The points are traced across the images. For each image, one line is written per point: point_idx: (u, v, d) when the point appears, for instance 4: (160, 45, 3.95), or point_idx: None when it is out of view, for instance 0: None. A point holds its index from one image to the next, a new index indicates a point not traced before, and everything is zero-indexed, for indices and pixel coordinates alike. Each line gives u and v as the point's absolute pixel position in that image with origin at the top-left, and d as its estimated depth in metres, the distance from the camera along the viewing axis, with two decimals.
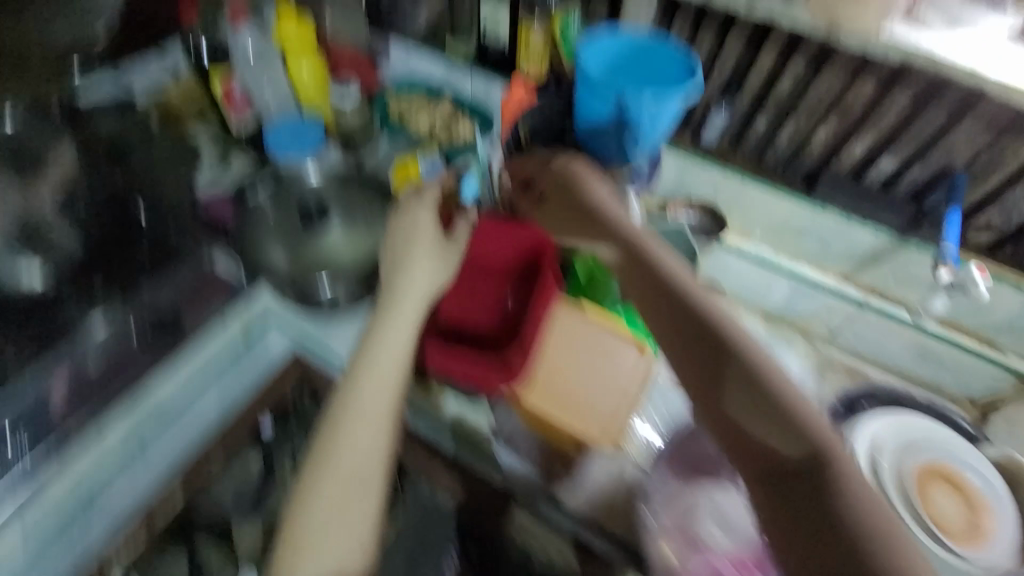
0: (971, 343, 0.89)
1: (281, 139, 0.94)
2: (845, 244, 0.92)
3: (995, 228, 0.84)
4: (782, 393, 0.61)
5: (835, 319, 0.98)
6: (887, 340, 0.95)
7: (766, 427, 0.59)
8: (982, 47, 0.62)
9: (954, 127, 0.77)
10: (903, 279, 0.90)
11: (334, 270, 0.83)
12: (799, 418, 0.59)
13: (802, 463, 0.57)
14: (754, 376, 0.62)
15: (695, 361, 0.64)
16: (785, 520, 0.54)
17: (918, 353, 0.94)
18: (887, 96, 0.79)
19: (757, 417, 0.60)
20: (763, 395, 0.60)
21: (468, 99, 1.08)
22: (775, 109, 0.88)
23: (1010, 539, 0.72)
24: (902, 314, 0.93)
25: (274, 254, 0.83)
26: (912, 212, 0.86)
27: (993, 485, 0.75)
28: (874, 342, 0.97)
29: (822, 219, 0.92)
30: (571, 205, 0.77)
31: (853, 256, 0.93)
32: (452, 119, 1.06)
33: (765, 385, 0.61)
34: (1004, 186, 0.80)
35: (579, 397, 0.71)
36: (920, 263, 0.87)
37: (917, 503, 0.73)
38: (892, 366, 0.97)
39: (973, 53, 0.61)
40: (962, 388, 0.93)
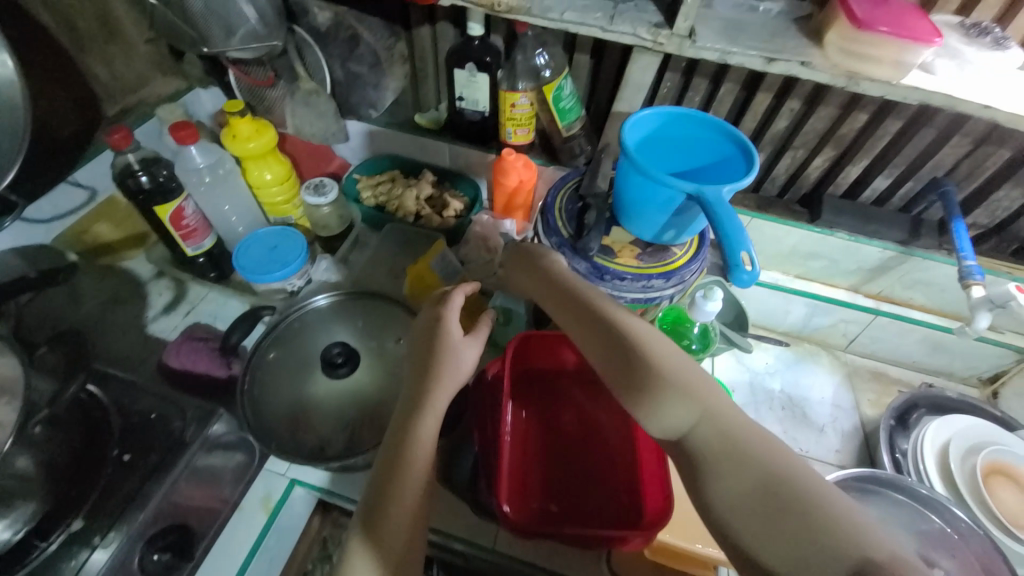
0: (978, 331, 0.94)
1: (254, 258, 0.80)
2: (853, 260, 0.94)
3: (979, 227, 0.91)
4: (705, 466, 0.48)
5: (851, 328, 1.01)
6: (900, 338, 0.99)
7: (789, 532, 0.42)
8: (978, 80, 0.65)
9: (939, 147, 0.83)
10: (908, 283, 0.94)
11: (372, 410, 0.70)
12: (757, 462, 0.46)
13: (822, 524, 0.41)
14: (706, 459, 0.48)
15: (681, 405, 0.51)
16: (783, 554, 0.41)
17: (931, 346, 0.98)
18: (876, 125, 0.83)
19: (751, 514, 0.44)
20: (720, 469, 0.47)
21: (454, 172, 1.00)
22: (769, 146, 0.91)
23: None
24: (911, 311, 0.96)
25: (286, 409, 0.69)
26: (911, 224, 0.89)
27: None
28: (888, 342, 1.01)
29: (829, 241, 0.92)
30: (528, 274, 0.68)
31: (859, 269, 0.96)
32: (441, 197, 0.96)
33: (711, 456, 0.48)
34: (987, 189, 0.86)
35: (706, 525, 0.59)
36: (926, 269, 0.90)
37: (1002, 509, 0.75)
38: (906, 358, 1.03)
39: (972, 86, 0.65)
40: (970, 369, 1.00)
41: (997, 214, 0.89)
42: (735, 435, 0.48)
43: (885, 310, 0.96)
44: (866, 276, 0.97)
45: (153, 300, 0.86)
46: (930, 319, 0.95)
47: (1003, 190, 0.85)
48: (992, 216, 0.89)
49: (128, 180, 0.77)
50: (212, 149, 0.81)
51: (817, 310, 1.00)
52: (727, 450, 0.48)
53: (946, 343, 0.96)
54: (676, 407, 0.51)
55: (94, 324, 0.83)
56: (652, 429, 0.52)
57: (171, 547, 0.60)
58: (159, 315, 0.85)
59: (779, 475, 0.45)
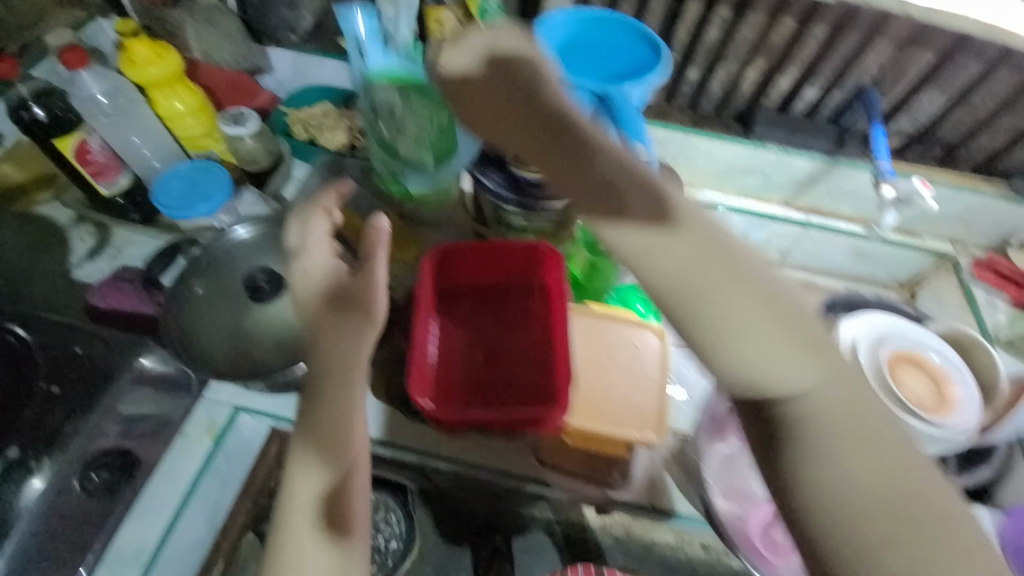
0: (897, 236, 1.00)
1: (173, 197, 0.77)
2: (784, 174, 0.97)
3: (904, 134, 0.94)
4: (813, 442, 0.39)
5: (784, 242, 1.04)
6: (827, 249, 1.04)
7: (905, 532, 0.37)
8: None
9: (866, 52, 0.84)
10: (835, 194, 0.98)
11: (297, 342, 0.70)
12: (875, 439, 0.39)
13: (922, 501, 0.38)
14: (812, 431, 0.39)
15: (789, 368, 0.40)
16: (888, 548, 0.36)
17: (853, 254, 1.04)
18: (804, 31, 0.84)
19: (876, 510, 0.37)
20: (823, 442, 0.39)
21: None
22: (704, 59, 0.90)
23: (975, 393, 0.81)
24: (837, 221, 1.01)
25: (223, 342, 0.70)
26: (836, 134, 0.92)
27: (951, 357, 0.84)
28: (816, 253, 1.06)
29: (763, 154, 0.94)
30: (519, 136, 0.48)
31: (793, 183, 0.98)
32: None
33: (836, 441, 0.39)
34: (912, 94, 0.88)
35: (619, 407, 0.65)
36: (850, 179, 0.93)
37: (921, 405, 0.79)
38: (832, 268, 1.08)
39: None
40: (891, 275, 1.07)
41: (920, 121, 0.92)
42: (863, 413, 0.40)
43: (814, 222, 0.99)
44: (797, 190, 0.99)
45: (75, 245, 0.83)
46: (853, 228, 0.99)
47: (924, 95, 0.88)
48: (916, 123, 0.92)
49: (21, 113, 0.72)
50: (108, 75, 0.77)
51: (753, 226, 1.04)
52: (844, 423, 0.39)
53: (868, 249, 1.02)
54: (788, 372, 0.40)
55: (20, 274, 0.81)
56: (756, 376, 0.40)
57: (111, 466, 0.65)
58: (84, 260, 0.82)
59: (893, 454, 0.39)
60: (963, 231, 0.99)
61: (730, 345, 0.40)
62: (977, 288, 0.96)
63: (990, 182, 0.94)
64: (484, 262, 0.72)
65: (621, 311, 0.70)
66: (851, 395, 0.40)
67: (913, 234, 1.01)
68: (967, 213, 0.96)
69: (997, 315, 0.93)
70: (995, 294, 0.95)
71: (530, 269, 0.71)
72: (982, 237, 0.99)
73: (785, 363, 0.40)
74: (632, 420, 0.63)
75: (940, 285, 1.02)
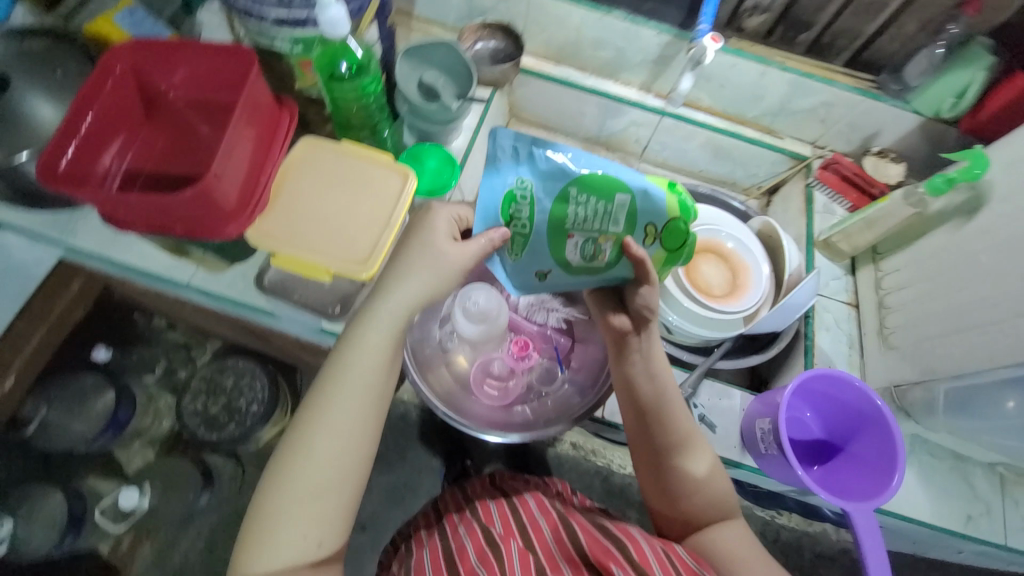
0: (754, 133, 0.97)
1: None
2: (636, 49, 0.90)
3: (718, 25, 0.89)
4: (672, 451, 0.60)
5: (644, 131, 1.02)
6: (687, 149, 1.03)
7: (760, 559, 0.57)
8: None
9: None
10: (697, 82, 0.92)
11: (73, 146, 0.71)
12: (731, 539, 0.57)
13: (735, 541, 0.57)
14: (660, 396, 0.60)
15: (651, 372, 0.61)
16: (729, 540, 0.57)
17: (710, 150, 1.01)
18: None
19: (740, 540, 0.57)
20: (662, 413, 0.60)
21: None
22: None
23: (766, 283, 0.80)
24: (693, 110, 0.97)
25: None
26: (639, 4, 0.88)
27: (747, 245, 0.82)
28: (674, 148, 1.04)
29: (608, 20, 0.87)
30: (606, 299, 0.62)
31: (647, 61, 0.91)
32: None
33: (705, 498, 0.59)
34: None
35: (321, 226, 0.60)
36: (646, 72, 0.93)
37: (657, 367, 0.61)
38: (692, 165, 1.06)
39: None
40: (750, 177, 1.05)
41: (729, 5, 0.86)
42: (720, 500, 0.60)
43: (669, 110, 0.96)
44: (654, 72, 0.93)
45: None
46: (712, 121, 0.96)
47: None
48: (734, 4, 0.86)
49: None
50: None
51: (606, 108, 0.99)
52: (670, 406, 0.60)
53: (725, 147, 0.99)
54: (653, 366, 0.61)
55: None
56: (683, 469, 0.59)
57: None
58: None
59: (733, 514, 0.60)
60: (823, 131, 0.94)
61: (653, 379, 0.61)
62: (818, 193, 0.95)
63: (850, 76, 0.88)
64: (222, 78, 0.58)
65: (378, 152, 0.63)
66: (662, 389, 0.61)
67: (775, 132, 0.97)
68: (822, 110, 0.90)
69: (827, 221, 0.92)
70: (835, 200, 0.94)
71: (260, 82, 0.56)
72: (839, 140, 0.94)
73: (660, 361, 0.62)
74: (334, 262, 0.58)
75: (790, 191, 0.99)
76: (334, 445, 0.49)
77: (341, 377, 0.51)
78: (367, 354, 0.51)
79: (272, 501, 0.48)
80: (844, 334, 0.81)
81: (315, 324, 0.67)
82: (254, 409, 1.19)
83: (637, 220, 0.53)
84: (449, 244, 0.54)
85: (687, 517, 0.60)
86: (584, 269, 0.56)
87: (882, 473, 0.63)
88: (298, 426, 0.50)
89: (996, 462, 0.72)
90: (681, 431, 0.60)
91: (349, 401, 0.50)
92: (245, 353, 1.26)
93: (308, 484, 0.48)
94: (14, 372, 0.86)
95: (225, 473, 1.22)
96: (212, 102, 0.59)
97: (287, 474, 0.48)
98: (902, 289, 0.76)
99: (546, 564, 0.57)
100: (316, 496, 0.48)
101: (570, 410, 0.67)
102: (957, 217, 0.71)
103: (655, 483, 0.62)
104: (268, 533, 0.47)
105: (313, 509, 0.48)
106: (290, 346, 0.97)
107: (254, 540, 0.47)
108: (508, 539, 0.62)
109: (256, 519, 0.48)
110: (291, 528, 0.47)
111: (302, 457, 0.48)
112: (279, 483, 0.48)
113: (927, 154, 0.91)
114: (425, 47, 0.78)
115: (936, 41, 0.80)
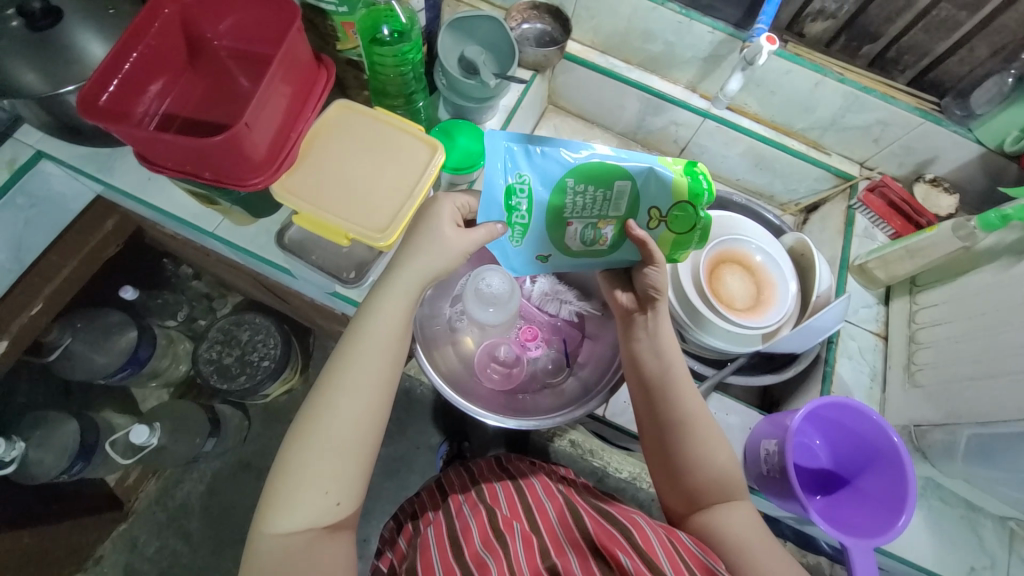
0: (800, 146, 0.93)
1: None
2: (687, 45, 0.86)
3: (778, 30, 0.85)
4: (679, 440, 0.58)
5: (684, 132, 0.99)
6: (726, 156, 0.99)
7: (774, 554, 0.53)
8: None
9: None
10: (746, 86, 0.89)
11: None
12: (743, 532, 0.54)
13: (747, 533, 0.54)
14: (667, 386, 0.59)
15: (660, 361, 0.60)
16: (740, 531, 0.54)
17: (751, 159, 0.97)
18: None
19: (754, 532, 0.54)
20: (669, 401, 0.59)
21: None
22: None
23: (791, 301, 0.77)
24: (738, 114, 0.93)
25: (22, 69, 0.62)
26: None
27: (776, 260, 0.79)
28: (713, 153, 1.00)
29: (662, 12, 0.83)
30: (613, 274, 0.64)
31: (696, 59, 0.88)
32: None
33: (716, 487, 0.57)
34: None
35: (344, 189, 0.60)
36: (695, 70, 0.90)
37: (669, 355, 0.60)
38: (730, 173, 1.03)
39: None
40: (790, 192, 1.01)
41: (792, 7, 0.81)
42: (732, 487, 0.57)
43: (713, 112, 0.92)
44: (703, 71, 0.89)
45: None
46: (756, 128, 0.92)
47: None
48: (798, 8, 0.81)
49: None
50: None
51: (647, 104, 0.96)
52: (677, 393, 0.59)
53: (767, 157, 0.95)
54: (662, 350, 0.60)
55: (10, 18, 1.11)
56: (689, 459, 0.57)
57: None
58: None
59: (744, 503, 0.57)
60: (874, 151, 0.89)
61: (662, 368, 0.59)
62: (859, 216, 0.90)
63: (911, 95, 0.83)
64: (267, 30, 0.58)
65: (409, 122, 0.63)
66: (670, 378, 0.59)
67: (822, 147, 0.93)
68: (877, 129, 0.85)
69: (865, 245, 0.88)
70: (877, 224, 0.89)
71: (301, 38, 0.56)
72: (890, 163, 0.90)
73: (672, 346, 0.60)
74: (353, 226, 0.58)
75: (830, 211, 0.95)
76: (348, 397, 0.49)
77: (359, 338, 0.51)
78: (384, 319, 0.52)
79: (290, 453, 0.49)
80: (868, 366, 0.78)
81: (328, 286, 0.68)
82: (265, 364, 1.23)
83: (639, 203, 0.54)
84: (453, 232, 0.53)
85: (694, 504, 0.58)
86: (585, 252, 0.58)
87: (888, 512, 0.61)
88: (317, 390, 0.51)
89: (1010, 517, 0.68)
90: (688, 419, 0.58)
91: (364, 357, 0.51)
92: (261, 309, 1.29)
93: (327, 445, 0.48)
94: (42, 300, 0.88)
95: (232, 421, 1.28)
96: (255, 55, 0.60)
97: (306, 434, 0.49)
98: (937, 326, 0.72)
99: (548, 542, 0.58)
100: (333, 455, 0.48)
101: (572, 405, 0.66)
102: (1008, 256, 0.67)
103: (662, 470, 0.60)
104: (286, 486, 0.48)
105: (326, 461, 0.48)
106: (305, 307, 0.99)
107: (274, 497, 0.48)
108: (512, 521, 0.62)
109: (275, 474, 0.49)
110: (310, 486, 0.48)
111: (319, 408, 0.49)
112: (298, 437, 0.49)
113: (984, 188, 0.85)
114: (471, 22, 0.77)
115: (1011, 67, 0.74)
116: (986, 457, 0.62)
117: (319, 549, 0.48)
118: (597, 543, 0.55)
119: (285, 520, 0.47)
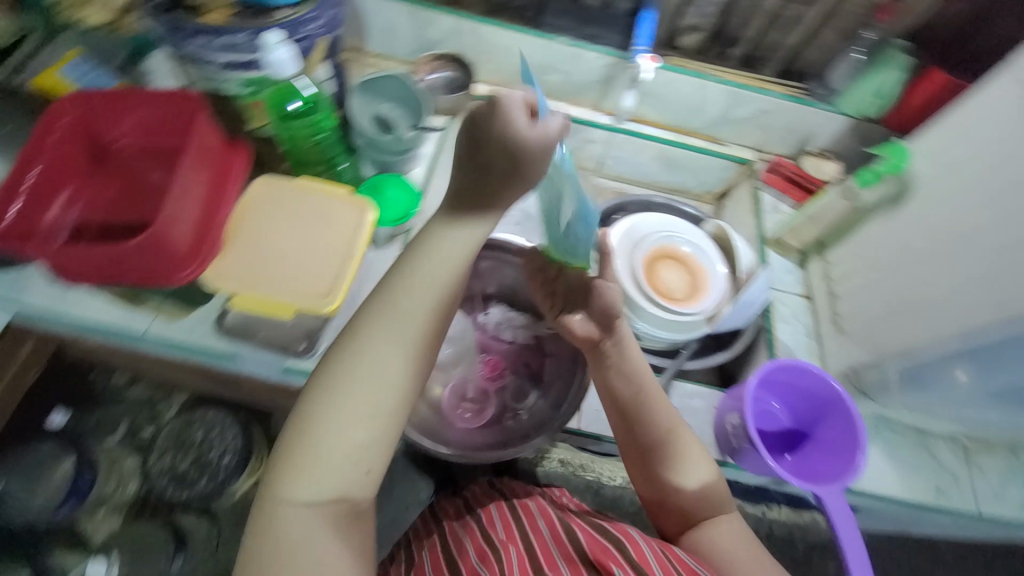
0: (701, 142, 1.02)
1: None
2: (582, 72, 0.94)
3: (659, 47, 0.95)
4: (664, 453, 0.60)
5: (596, 148, 1.06)
6: (639, 162, 1.07)
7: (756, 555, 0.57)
8: None
9: None
10: (642, 99, 0.97)
11: None
12: (727, 537, 0.58)
13: (732, 541, 0.58)
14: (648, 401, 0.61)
15: (636, 379, 0.62)
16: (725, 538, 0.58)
17: (663, 162, 1.05)
18: None
19: (736, 536, 0.58)
20: (650, 417, 0.60)
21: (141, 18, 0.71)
22: None
23: (722, 282, 0.83)
24: (639, 124, 1.01)
25: None
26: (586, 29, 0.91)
27: (702, 249, 0.86)
28: (629, 162, 1.08)
29: (552, 48, 0.91)
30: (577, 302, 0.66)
31: (592, 83, 0.96)
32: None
33: (701, 495, 0.60)
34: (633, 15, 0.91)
35: (279, 264, 0.60)
36: (595, 91, 0.98)
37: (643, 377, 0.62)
38: (647, 177, 1.11)
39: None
40: (702, 184, 1.10)
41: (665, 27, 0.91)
42: (716, 493, 0.60)
43: (618, 127, 1.00)
44: (600, 92, 0.98)
45: None
46: (659, 134, 1.01)
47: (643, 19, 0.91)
48: (671, 27, 0.92)
49: None
50: None
51: None
52: (655, 409, 0.61)
53: (675, 158, 1.04)
54: (628, 376, 0.62)
55: None
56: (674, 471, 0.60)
57: None
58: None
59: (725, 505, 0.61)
60: (763, 136, 1.00)
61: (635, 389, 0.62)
62: (765, 193, 1.00)
63: (781, 84, 0.94)
64: (172, 124, 0.58)
65: (334, 186, 0.64)
66: (647, 393, 0.61)
67: (719, 140, 1.02)
68: (760, 118, 0.96)
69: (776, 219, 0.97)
70: (781, 199, 0.99)
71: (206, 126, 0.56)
72: (779, 144, 1.01)
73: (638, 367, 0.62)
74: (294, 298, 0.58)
75: (738, 196, 1.04)
76: (389, 354, 0.43)
77: (403, 286, 0.44)
78: (434, 264, 0.45)
79: (315, 416, 0.42)
80: (802, 325, 0.85)
81: (279, 364, 0.66)
82: (226, 460, 1.12)
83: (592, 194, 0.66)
84: (530, 129, 0.44)
85: (682, 513, 0.60)
86: None
87: (845, 455, 0.66)
88: (347, 340, 0.44)
89: (955, 434, 0.76)
90: (668, 431, 0.60)
91: (410, 304, 0.43)
92: (214, 402, 1.17)
93: (351, 414, 0.42)
94: None
95: (198, 533, 1.12)
96: (164, 144, 0.60)
97: (333, 391, 0.42)
98: (849, 276, 0.81)
99: (541, 558, 0.58)
100: (366, 417, 0.42)
101: (545, 422, 0.68)
102: (886, 206, 0.76)
103: (646, 482, 0.62)
104: (312, 453, 0.41)
105: (362, 429, 0.42)
106: (261, 389, 0.95)
107: (293, 456, 0.42)
108: (507, 543, 0.61)
109: (295, 435, 0.42)
110: (337, 452, 0.42)
111: (350, 365, 0.43)
112: (327, 393, 0.42)
113: (858, 151, 0.97)
114: (378, 82, 0.80)
115: (852, 47, 0.86)
116: (917, 382, 0.69)
117: (342, 520, 0.42)
118: (591, 558, 0.56)
119: (307, 491, 0.41)
